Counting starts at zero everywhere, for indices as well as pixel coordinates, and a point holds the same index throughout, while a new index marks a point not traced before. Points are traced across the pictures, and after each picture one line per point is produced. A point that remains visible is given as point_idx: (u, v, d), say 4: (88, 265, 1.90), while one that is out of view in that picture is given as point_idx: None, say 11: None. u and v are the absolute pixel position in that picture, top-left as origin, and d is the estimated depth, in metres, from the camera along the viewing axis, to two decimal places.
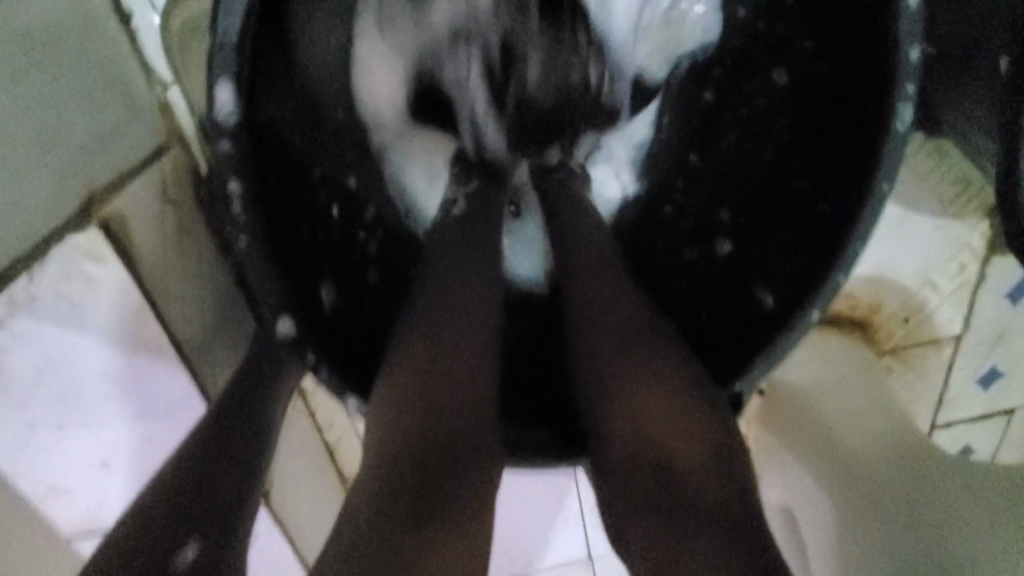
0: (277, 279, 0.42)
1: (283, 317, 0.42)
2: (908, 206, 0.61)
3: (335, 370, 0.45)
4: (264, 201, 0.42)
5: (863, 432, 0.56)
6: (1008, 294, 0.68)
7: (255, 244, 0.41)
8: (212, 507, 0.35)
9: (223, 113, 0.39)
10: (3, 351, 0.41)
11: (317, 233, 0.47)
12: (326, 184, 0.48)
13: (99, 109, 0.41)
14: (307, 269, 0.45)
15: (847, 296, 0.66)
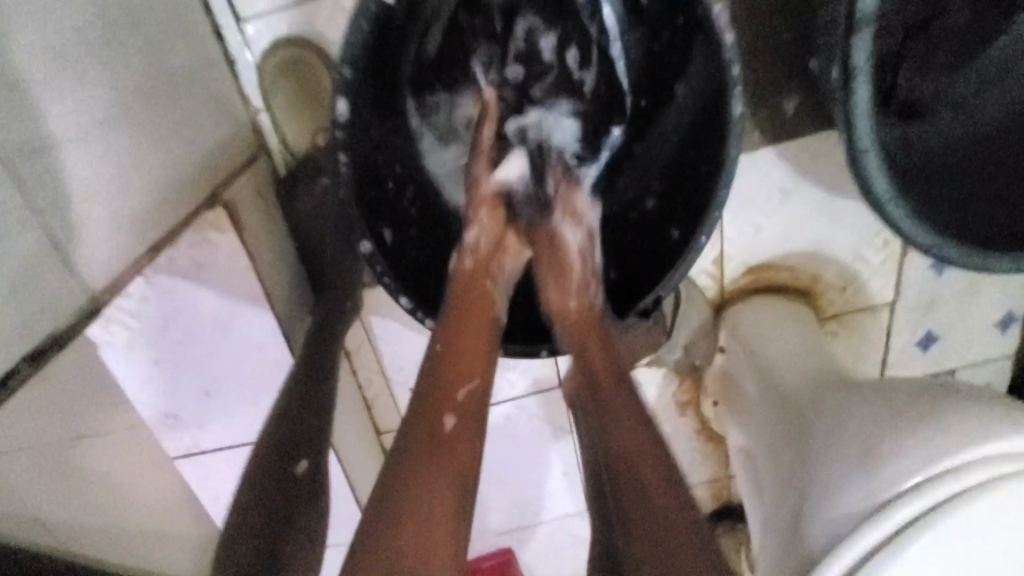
0: (362, 216, 0.54)
1: (365, 241, 0.55)
2: (833, 191, 0.75)
3: (397, 278, 0.57)
4: (360, 164, 0.54)
5: (794, 372, 0.71)
6: (931, 267, 0.81)
7: (352, 197, 0.54)
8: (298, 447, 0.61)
9: (343, 113, 0.51)
10: (148, 300, 0.58)
11: (388, 193, 0.58)
12: (392, 165, 0.59)
13: (215, 127, 0.59)
14: (379, 214, 0.57)
15: (792, 269, 0.80)
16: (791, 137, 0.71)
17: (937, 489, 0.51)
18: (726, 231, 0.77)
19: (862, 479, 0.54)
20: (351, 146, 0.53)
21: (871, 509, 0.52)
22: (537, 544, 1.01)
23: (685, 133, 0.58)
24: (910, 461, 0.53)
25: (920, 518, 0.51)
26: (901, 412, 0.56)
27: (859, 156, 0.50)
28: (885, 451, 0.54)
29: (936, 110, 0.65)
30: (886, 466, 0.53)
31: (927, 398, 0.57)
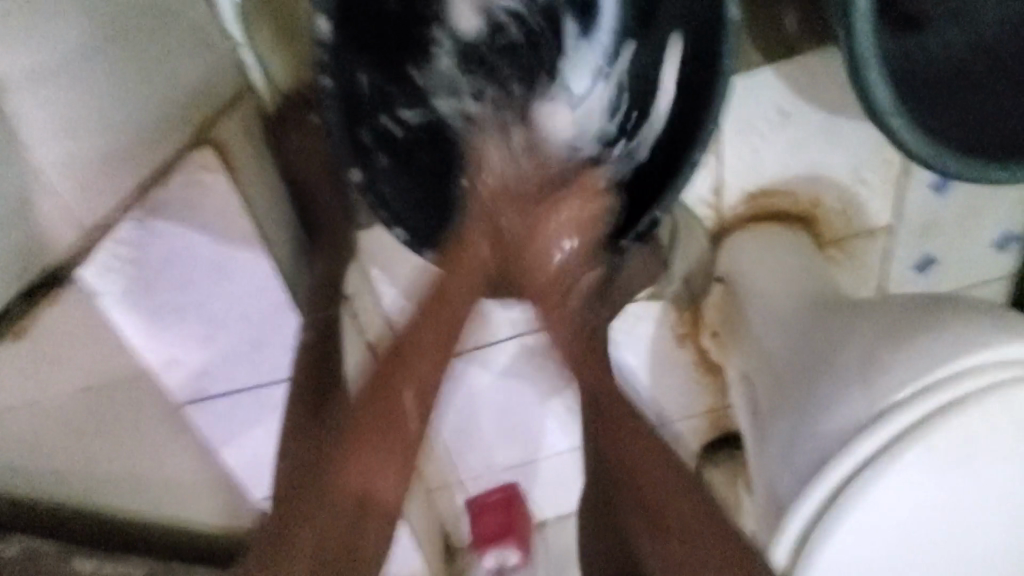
0: (347, 147, 0.54)
1: (355, 169, 0.55)
2: (835, 108, 0.73)
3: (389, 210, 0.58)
4: (344, 92, 0.54)
5: (794, 298, 0.72)
6: (931, 187, 0.80)
7: (339, 120, 0.53)
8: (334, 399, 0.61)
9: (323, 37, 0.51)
10: (142, 244, 0.57)
11: (377, 103, 0.58)
12: (381, 67, 0.58)
13: (200, 65, 0.58)
14: (354, 124, 0.56)
15: (789, 195, 0.79)
16: (791, 54, 0.69)
17: (905, 415, 0.53)
18: (725, 157, 0.76)
19: (836, 406, 0.56)
20: (333, 66, 0.52)
21: (844, 439, 0.55)
22: (543, 476, 1.02)
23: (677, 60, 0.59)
24: (890, 379, 0.54)
25: (882, 450, 0.53)
26: (894, 339, 0.57)
27: (861, 70, 0.49)
28: (876, 366, 0.56)
29: (936, 22, 0.62)
30: (851, 385, 0.56)
31: (920, 330, 0.56)
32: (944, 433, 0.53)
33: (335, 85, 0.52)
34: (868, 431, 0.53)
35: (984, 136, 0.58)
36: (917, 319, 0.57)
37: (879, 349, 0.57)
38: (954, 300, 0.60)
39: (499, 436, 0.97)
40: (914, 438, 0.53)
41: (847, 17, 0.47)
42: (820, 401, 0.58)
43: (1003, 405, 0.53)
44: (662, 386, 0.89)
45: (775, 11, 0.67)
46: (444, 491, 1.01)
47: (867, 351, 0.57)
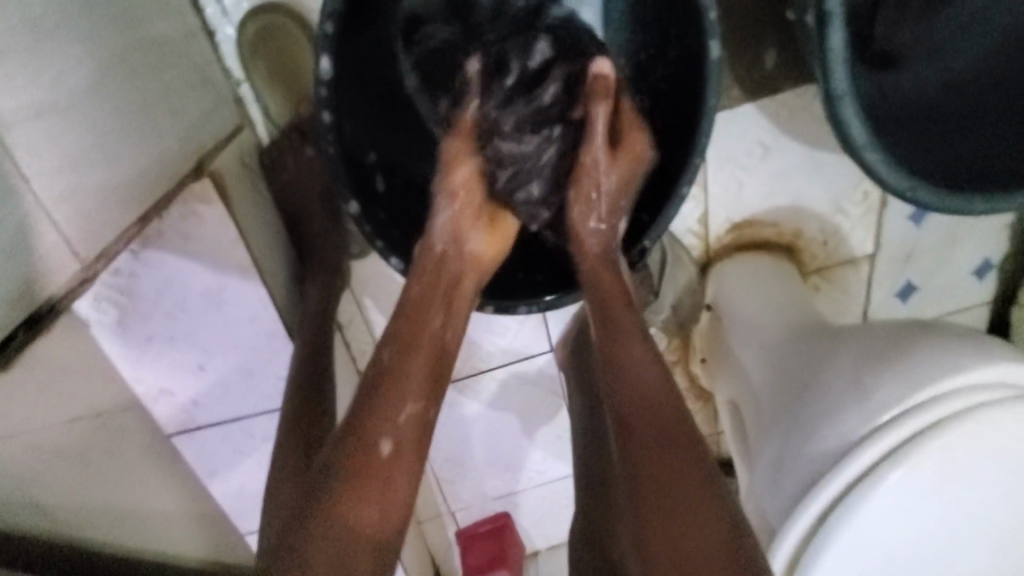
0: (347, 177, 0.56)
1: (352, 202, 0.57)
2: (814, 144, 0.76)
3: (387, 239, 0.59)
4: (343, 122, 0.56)
5: (776, 321, 0.74)
6: (911, 217, 0.83)
7: (339, 154, 0.55)
8: (318, 439, 0.64)
9: (323, 74, 0.53)
10: (136, 274, 0.58)
11: (373, 130, 0.60)
12: (376, 96, 0.60)
13: (200, 99, 0.60)
14: (355, 151, 0.57)
15: (773, 224, 0.81)
16: (772, 92, 0.72)
17: (894, 433, 0.53)
18: (711, 188, 0.78)
19: (831, 425, 0.56)
20: (333, 100, 0.54)
21: (835, 460, 0.55)
22: (534, 504, 1.01)
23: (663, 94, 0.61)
24: (878, 399, 0.55)
25: (875, 466, 0.53)
26: (875, 361, 0.58)
27: (834, 102, 0.51)
28: (862, 388, 0.57)
29: (908, 61, 0.66)
30: (845, 405, 0.57)
31: (904, 354, 0.57)
32: (930, 452, 0.53)
33: (333, 119, 0.54)
34: (858, 450, 0.54)
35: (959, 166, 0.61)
36: (896, 340, 0.59)
37: (861, 370, 0.58)
38: (936, 324, 0.61)
39: (489, 465, 0.96)
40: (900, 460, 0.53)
41: (824, 58, 0.50)
42: (808, 423, 0.58)
43: (983, 427, 0.53)
44: None
45: (755, 48, 0.70)
46: (435, 522, 1.00)
47: (851, 374, 0.59)
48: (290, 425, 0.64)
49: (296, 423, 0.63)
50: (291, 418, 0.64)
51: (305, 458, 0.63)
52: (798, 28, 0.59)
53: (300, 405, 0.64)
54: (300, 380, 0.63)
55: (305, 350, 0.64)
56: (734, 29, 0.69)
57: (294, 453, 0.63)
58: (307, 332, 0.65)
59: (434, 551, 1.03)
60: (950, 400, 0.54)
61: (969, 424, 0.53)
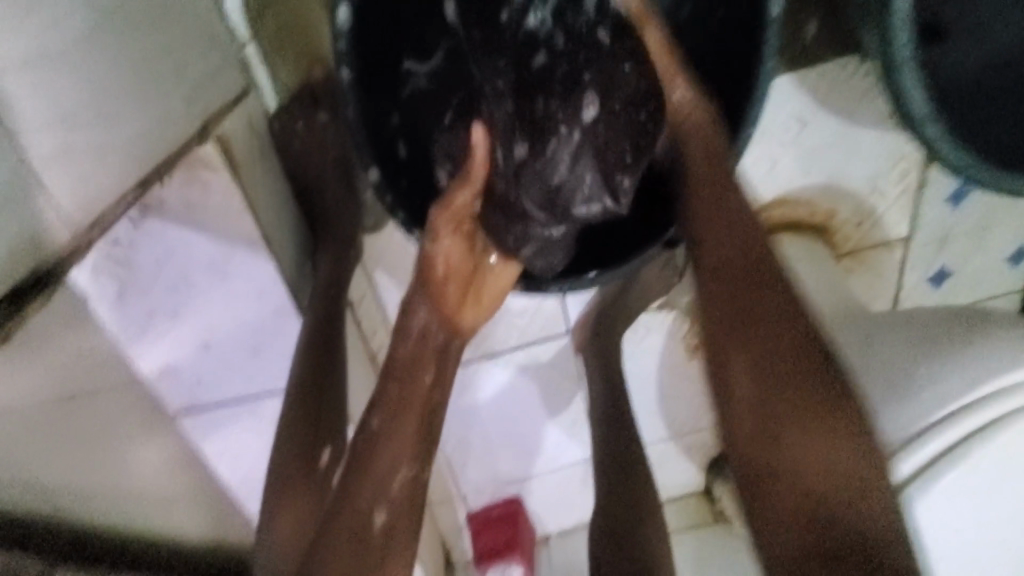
0: (365, 141, 0.53)
1: (373, 168, 0.54)
2: (853, 119, 0.72)
3: (408, 211, 0.56)
4: (364, 81, 0.53)
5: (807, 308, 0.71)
6: (950, 199, 0.79)
7: (359, 116, 0.52)
8: (326, 419, 0.62)
9: (341, 26, 0.49)
10: (135, 245, 0.54)
11: (399, 92, 0.57)
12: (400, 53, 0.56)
13: (204, 58, 0.55)
14: (376, 114, 0.54)
15: (806, 204, 0.78)
16: (813, 61, 0.68)
17: (940, 435, 0.52)
18: (743, 165, 0.74)
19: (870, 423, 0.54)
20: (354, 57, 0.51)
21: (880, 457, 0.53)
22: (546, 489, 0.99)
23: (710, 65, 0.57)
24: (923, 399, 0.53)
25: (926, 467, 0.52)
26: (925, 348, 0.55)
27: (893, 73, 0.47)
28: (904, 385, 0.54)
29: (967, 28, 0.59)
30: (886, 400, 0.54)
31: (956, 345, 0.54)
32: (981, 454, 0.52)
33: (354, 78, 0.51)
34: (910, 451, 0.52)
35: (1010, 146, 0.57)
36: (946, 328, 0.56)
37: (908, 356, 0.55)
38: (986, 312, 0.57)
39: (501, 449, 0.93)
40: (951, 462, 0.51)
41: (889, 21, 0.45)
42: None
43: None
44: (672, 400, 0.86)
45: (798, 13, 0.65)
46: (445, 506, 0.98)
47: (896, 359, 0.56)
48: (296, 407, 0.61)
49: (302, 405, 0.60)
50: (297, 400, 0.61)
51: (310, 440, 0.61)
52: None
53: (308, 386, 0.60)
54: (310, 358, 0.60)
55: (314, 329, 0.60)
56: None
57: (301, 436, 0.61)
58: (317, 311, 0.61)
59: (443, 535, 1.01)
60: (996, 403, 0.52)
61: (1012, 427, 0.52)
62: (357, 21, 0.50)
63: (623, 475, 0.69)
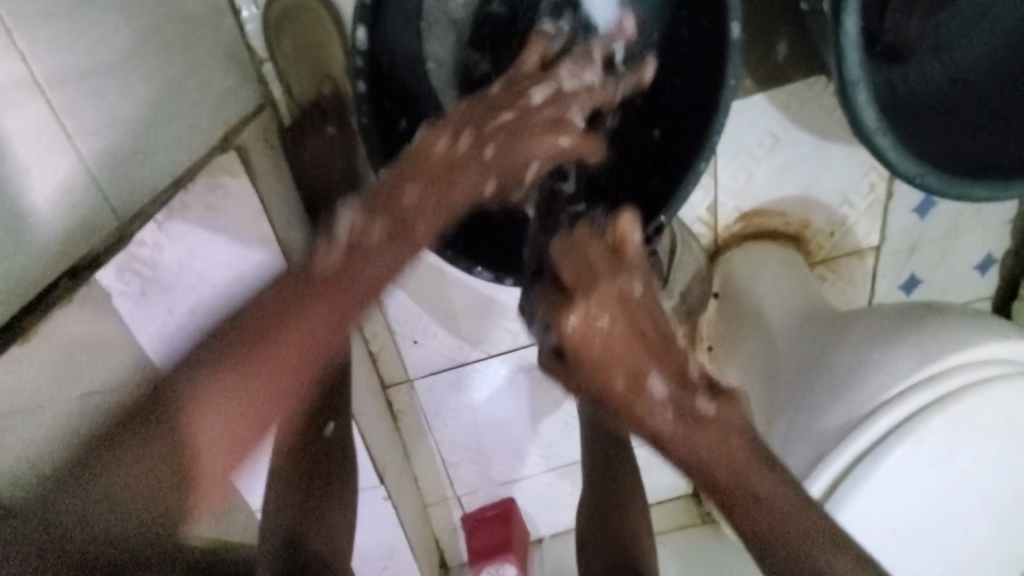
0: (372, 143, 0.57)
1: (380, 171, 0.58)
2: (822, 135, 0.78)
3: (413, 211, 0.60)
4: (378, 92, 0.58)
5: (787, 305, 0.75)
6: (917, 209, 0.84)
7: (371, 122, 0.57)
8: (333, 396, 0.61)
9: (359, 44, 0.55)
10: (160, 245, 0.56)
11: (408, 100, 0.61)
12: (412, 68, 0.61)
13: (226, 76, 0.61)
14: (385, 120, 0.59)
15: (782, 215, 0.83)
16: (782, 82, 0.74)
17: (901, 406, 0.55)
18: (721, 178, 0.79)
19: (842, 400, 0.58)
20: (368, 71, 0.56)
21: (840, 434, 0.57)
22: (538, 491, 1.02)
23: (687, 74, 0.61)
24: (887, 373, 0.57)
25: (878, 440, 0.55)
26: (887, 339, 0.59)
27: (847, 87, 0.52)
28: (871, 365, 0.58)
29: (915, 54, 0.66)
30: (853, 377, 0.59)
31: (909, 335, 0.59)
32: (930, 430, 0.55)
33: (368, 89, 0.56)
34: (863, 425, 0.56)
35: (963, 156, 0.62)
36: (900, 320, 0.61)
37: (870, 345, 0.60)
38: (944, 307, 0.62)
39: (496, 450, 0.97)
40: (902, 437, 0.55)
41: (839, 42, 0.51)
42: (820, 396, 0.60)
43: (984, 402, 0.55)
44: None
45: (766, 39, 0.72)
46: (440, 506, 1.01)
47: (859, 349, 0.60)
48: (302, 389, 0.60)
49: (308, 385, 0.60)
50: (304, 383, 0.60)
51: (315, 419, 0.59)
52: (814, 16, 0.60)
53: (315, 367, 0.60)
54: None
55: None
56: (748, 20, 0.71)
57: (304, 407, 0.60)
58: None
59: (438, 536, 1.04)
60: (952, 375, 0.56)
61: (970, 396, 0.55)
62: (372, 39, 0.55)
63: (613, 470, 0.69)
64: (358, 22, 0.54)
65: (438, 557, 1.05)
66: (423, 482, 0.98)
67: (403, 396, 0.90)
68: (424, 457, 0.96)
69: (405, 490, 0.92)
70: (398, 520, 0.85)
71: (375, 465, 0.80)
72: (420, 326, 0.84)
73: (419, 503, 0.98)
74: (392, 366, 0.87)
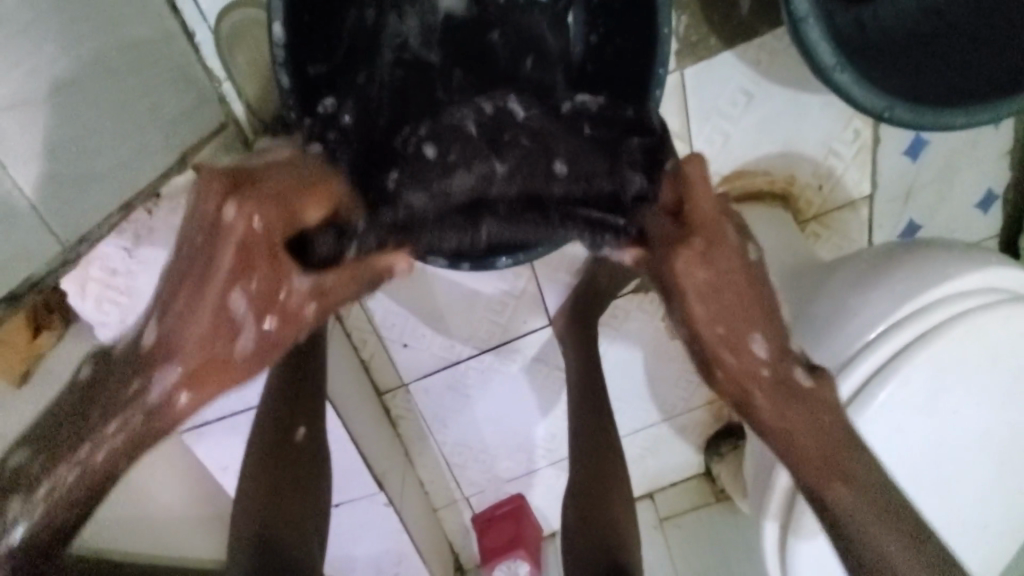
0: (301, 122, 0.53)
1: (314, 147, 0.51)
2: (798, 85, 0.75)
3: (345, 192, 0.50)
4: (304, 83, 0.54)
5: (774, 259, 0.74)
6: (907, 151, 0.81)
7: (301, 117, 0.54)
8: (304, 404, 0.59)
9: (278, 39, 0.52)
10: (133, 272, 0.60)
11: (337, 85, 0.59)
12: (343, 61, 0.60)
13: (182, 97, 0.61)
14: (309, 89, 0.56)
15: (765, 173, 0.80)
16: (749, 37, 0.72)
17: (902, 334, 0.53)
18: (697, 144, 0.78)
19: (839, 334, 0.56)
20: (293, 66, 0.53)
21: (831, 375, 0.55)
22: (548, 484, 1.01)
23: (617, 41, 0.62)
24: (870, 312, 0.55)
25: (866, 382, 0.54)
26: (873, 276, 0.57)
27: (798, 25, 0.50)
28: (855, 304, 0.56)
29: None
30: (852, 310, 0.56)
31: (896, 271, 0.56)
32: (918, 365, 0.53)
33: (294, 82, 0.53)
34: (848, 367, 0.54)
35: (941, 84, 0.60)
36: (885, 257, 0.58)
37: (859, 285, 0.57)
38: (936, 242, 0.59)
39: (501, 446, 0.96)
40: (889, 379, 0.53)
41: None
42: (813, 339, 0.57)
43: (980, 328, 0.54)
44: (661, 380, 0.88)
45: None
46: (450, 509, 1.00)
47: (846, 289, 0.58)
48: (275, 402, 0.58)
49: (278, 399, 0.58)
50: (278, 394, 0.58)
51: (280, 430, 0.57)
52: None
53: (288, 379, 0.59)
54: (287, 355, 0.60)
55: None
56: None
57: (267, 417, 0.58)
58: None
59: (451, 539, 1.03)
60: (945, 304, 0.54)
61: (974, 318, 0.54)
62: (292, 32, 0.52)
63: (598, 447, 0.68)
64: (275, 13, 0.51)
65: (452, 561, 1.04)
66: (431, 486, 0.98)
67: (400, 401, 0.89)
68: (428, 461, 0.96)
69: (411, 495, 0.91)
70: (403, 525, 0.84)
71: (374, 473, 0.79)
72: (409, 328, 0.83)
73: (427, 508, 0.98)
74: (385, 371, 0.87)
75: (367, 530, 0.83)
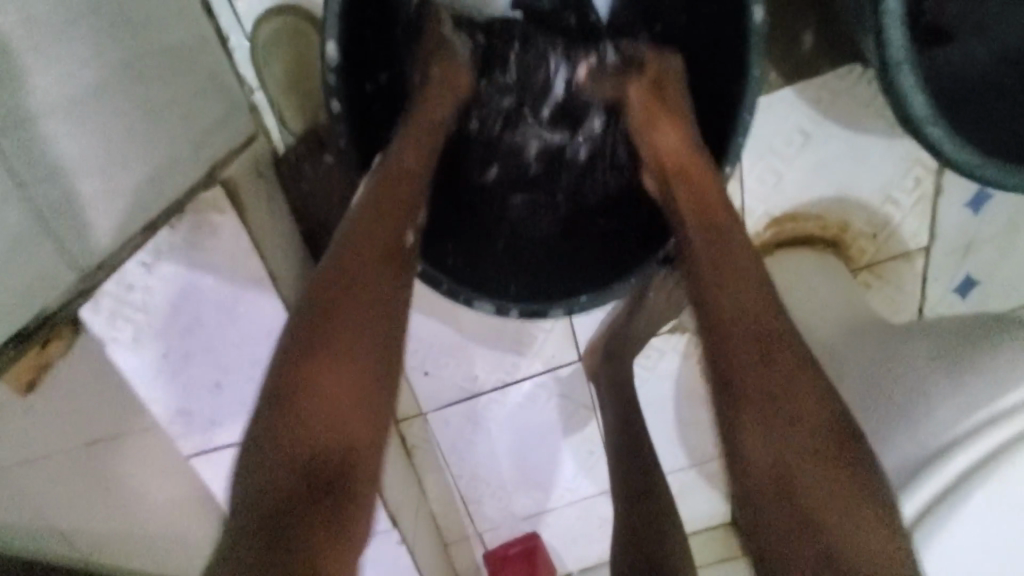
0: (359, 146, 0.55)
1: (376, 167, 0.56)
2: (861, 127, 0.71)
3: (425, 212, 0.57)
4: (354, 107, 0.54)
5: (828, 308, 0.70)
6: (970, 204, 0.76)
7: (350, 144, 0.53)
8: None
9: (331, 59, 0.49)
10: (151, 289, 0.57)
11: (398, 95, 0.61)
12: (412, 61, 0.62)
13: (213, 107, 0.58)
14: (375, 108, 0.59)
15: (818, 218, 0.76)
16: (812, 75, 0.68)
17: (1003, 430, 0.49)
18: (748, 182, 0.73)
19: (903, 437, 0.52)
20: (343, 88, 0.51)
21: (915, 471, 0.50)
22: (564, 524, 0.96)
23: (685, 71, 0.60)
24: (961, 402, 0.51)
25: (955, 481, 0.49)
26: (954, 361, 0.53)
27: (891, 72, 0.46)
28: (940, 389, 0.52)
29: (965, 33, 0.59)
30: (918, 406, 0.52)
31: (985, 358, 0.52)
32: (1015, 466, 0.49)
33: (344, 108, 0.52)
34: (939, 463, 0.49)
35: None
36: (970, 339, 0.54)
37: (940, 367, 0.53)
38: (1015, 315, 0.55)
39: (518, 482, 0.91)
40: (983, 478, 0.49)
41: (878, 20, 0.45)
42: (890, 421, 0.53)
43: None
44: (691, 426, 0.84)
45: (790, 29, 0.66)
46: (461, 544, 0.96)
47: (926, 369, 0.54)
48: None
49: None
50: None
51: None
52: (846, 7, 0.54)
53: None
54: None
55: None
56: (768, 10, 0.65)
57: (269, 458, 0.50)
58: None
59: None
60: None
61: None
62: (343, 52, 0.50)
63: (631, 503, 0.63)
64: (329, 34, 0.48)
65: None
66: (443, 520, 0.93)
67: (416, 431, 0.85)
68: (442, 494, 0.91)
69: (422, 531, 0.87)
70: (414, 564, 0.80)
71: (387, 509, 0.75)
72: (432, 356, 0.79)
73: (438, 542, 0.93)
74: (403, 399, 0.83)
75: (376, 566, 0.79)
